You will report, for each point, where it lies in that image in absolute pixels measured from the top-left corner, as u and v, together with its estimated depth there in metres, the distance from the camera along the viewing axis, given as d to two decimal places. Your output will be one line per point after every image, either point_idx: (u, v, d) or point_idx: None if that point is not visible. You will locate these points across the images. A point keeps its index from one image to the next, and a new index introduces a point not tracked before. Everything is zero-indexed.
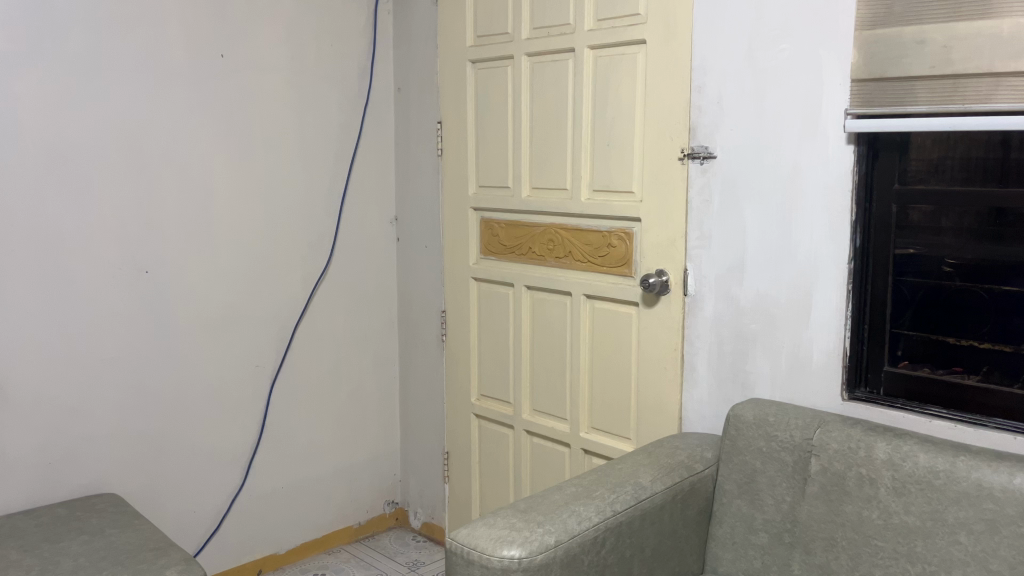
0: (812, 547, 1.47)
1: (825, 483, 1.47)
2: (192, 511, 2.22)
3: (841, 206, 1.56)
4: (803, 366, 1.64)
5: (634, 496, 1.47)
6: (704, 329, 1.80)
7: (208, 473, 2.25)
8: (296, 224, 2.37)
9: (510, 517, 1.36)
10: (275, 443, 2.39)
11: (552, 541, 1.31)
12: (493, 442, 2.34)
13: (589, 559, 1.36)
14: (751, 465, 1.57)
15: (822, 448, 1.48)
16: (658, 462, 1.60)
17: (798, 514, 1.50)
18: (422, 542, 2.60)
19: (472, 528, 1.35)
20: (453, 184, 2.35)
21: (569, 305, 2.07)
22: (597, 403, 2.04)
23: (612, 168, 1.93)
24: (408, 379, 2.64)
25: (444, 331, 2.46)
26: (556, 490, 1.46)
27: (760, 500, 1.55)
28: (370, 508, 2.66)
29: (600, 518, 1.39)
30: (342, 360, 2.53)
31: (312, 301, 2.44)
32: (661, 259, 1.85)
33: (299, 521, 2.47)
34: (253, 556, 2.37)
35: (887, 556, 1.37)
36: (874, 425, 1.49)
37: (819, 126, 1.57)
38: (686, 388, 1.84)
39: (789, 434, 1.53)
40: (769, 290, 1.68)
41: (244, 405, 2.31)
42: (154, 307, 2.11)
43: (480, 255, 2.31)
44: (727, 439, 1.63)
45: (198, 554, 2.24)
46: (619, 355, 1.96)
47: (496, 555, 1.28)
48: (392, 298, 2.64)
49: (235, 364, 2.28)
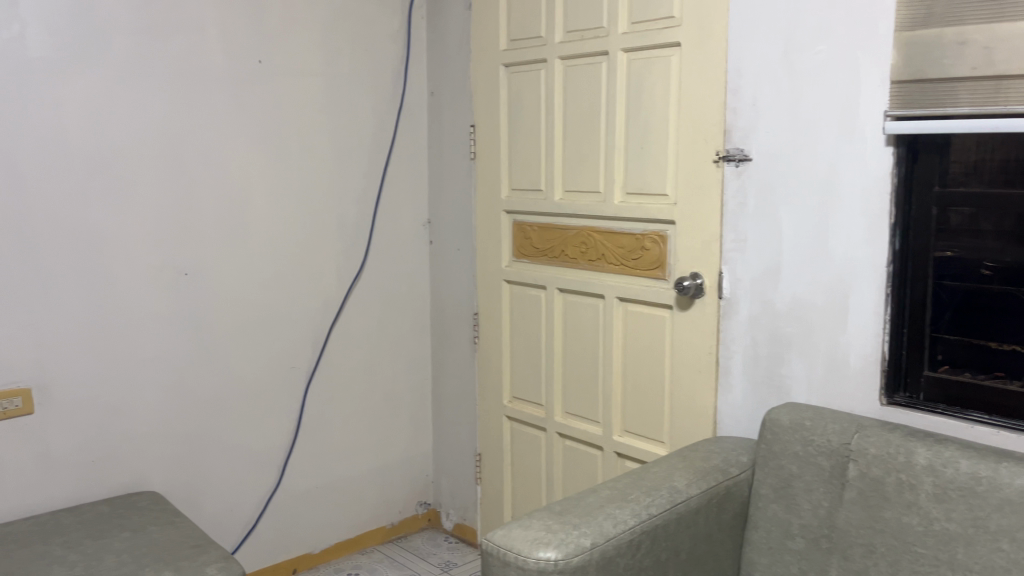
0: (851, 553, 1.46)
1: (863, 488, 1.45)
2: (229, 510, 2.25)
3: (880, 208, 1.54)
4: (841, 370, 1.63)
5: (669, 499, 1.46)
6: (740, 332, 1.79)
7: (244, 473, 2.28)
8: (330, 227, 2.40)
9: (545, 519, 1.37)
10: (310, 443, 2.42)
11: (587, 543, 1.31)
12: (525, 444, 2.35)
13: (625, 562, 1.36)
14: (788, 469, 1.56)
15: (860, 453, 1.47)
16: (693, 465, 1.59)
17: (835, 519, 1.49)
18: (455, 542, 2.62)
19: (508, 529, 1.36)
20: (485, 187, 2.37)
21: (602, 307, 2.07)
22: (630, 406, 2.04)
23: (646, 170, 1.93)
24: (441, 381, 2.65)
25: (476, 333, 2.47)
26: (591, 493, 1.47)
27: (797, 505, 1.54)
28: (402, 509, 2.68)
29: (635, 521, 1.39)
30: (376, 362, 2.55)
31: (346, 303, 2.46)
32: (695, 262, 1.84)
33: (333, 521, 2.49)
34: (288, 555, 2.40)
35: (927, 562, 1.36)
36: (914, 430, 1.47)
37: (857, 128, 1.56)
38: (720, 391, 1.83)
39: (827, 438, 1.52)
40: (806, 293, 1.67)
41: (280, 405, 2.34)
42: (193, 308, 2.14)
43: (513, 257, 2.32)
44: (763, 443, 1.62)
45: (234, 552, 2.27)
46: (653, 358, 1.96)
47: (532, 557, 1.29)
48: (425, 300, 2.66)
49: (271, 365, 2.31)
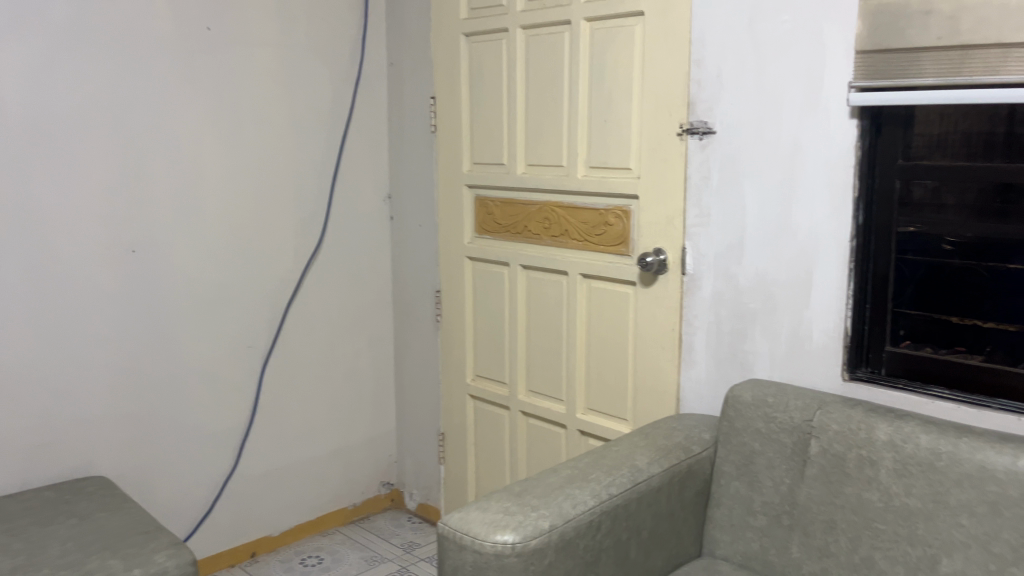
0: (812, 529, 1.44)
1: (825, 465, 1.44)
2: (184, 494, 2.20)
3: (844, 182, 1.52)
4: (803, 345, 1.61)
5: (630, 478, 1.44)
6: (703, 308, 1.77)
7: (200, 455, 2.22)
8: (287, 203, 2.33)
9: (504, 501, 1.34)
10: (268, 425, 2.37)
11: (546, 526, 1.29)
12: (489, 422, 2.32)
13: (585, 543, 1.34)
14: (750, 446, 1.55)
15: (822, 430, 1.46)
16: (655, 443, 1.57)
17: (797, 496, 1.47)
18: (418, 522, 2.59)
19: (465, 512, 1.33)
20: (447, 161, 2.31)
21: (565, 284, 2.04)
22: (594, 383, 2.01)
23: (609, 143, 1.89)
24: (403, 359, 2.61)
25: (438, 310, 2.42)
26: (551, 473, 1.44)
27: (759, 482, 1.53)
28: (365, 489, 2.64)
29: (596, 501, 1.36)
30: (335, 340, 2.50)
31: (305, 281, 2.40)
32: (659, 238, 1.81)
33: (293, 503, 2.45)
34: (247, 538, 2.35)
35: (887, 538, 1.35)
36: (875, 406, 1.46)
37: (821, 100, 1.53)
38: (683, 367, 1.81)
39: (789, 415, 1.51)
40: (769, 268, 1.65)
41: (236, 386, 2.28)
42: (143, 287, 2.07)
43: (475, 233, 2.27)
44: (725, 420, 1.60)
45: (187, 539, 2.21)
46: (617, 334, 1.93)
47: (490, 540, 1.26)
48: (386, 278, 2.60)
49: (227, 344, 2.25)
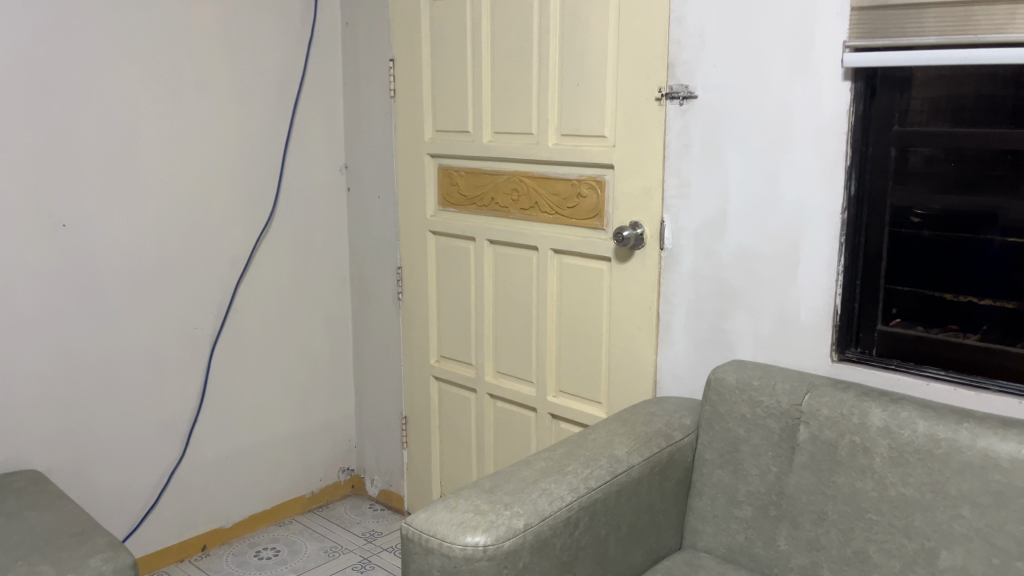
0: (801, 521, 1.36)
1: (815, 452, 1.35)
2: (127, 486, 2.05)
3: (835, 149, 1.42)
4: (789, 325, 1.52)
5: (609, 470, 1.34)
6: (682, 285, 1.66)
7: (144, 444, 2.07)
8: (234, 173, 2.16)
9: (473, 498, 1.23)
10: (218, 411, 2.22)
11: (521, 525, 1.18)
12: (454, 405, 2.20)
13: (562, 542, 1.23)
14: (734, 433, 1.46)
15: (812, 415, 1.37)
16: (633, 431, 1.47)
17: (784, 486, 1.39)
18: (380, 510, 2.47)
19: (431, 511, 1.21)
20: (407, 129, 2.16)
21: (535, 260, 1.92)
22: (565, 365, 1.90)
23: (582, 109, 1.76)
24: (362, 339, 2.47)
25: (400, 288, 2.29)
26: (524, 466, 1.33)
27: (744, 471, 1.44)
28: (323, 476, 2.51)
29: (573, 496, 1.26)
30: (290, 320, 2.35)
31: (255, 258, 2.24)
32: (635, 210, 1.70)
33: (247, 492, 2.31)
34: (197, 530, 2.21)
35: (882, 530, 1.27)
36: (868, 389, 1.37)
37: (812, 61, 1.42)
38: (660, 348, 1.71)
39: (776, 399, 1.42)
40: (753, 243, 1.54)
41: (182, 370, 2.12)
42: (75, 263, 1.90)
43: (438, 206, 2.14)
44: (707, 405, 1.50)
45: (127, 539, 2.07)
46: (590, 313, 1.82)
47: (459, 542, 1.15)
48: (343, 253, 2.46)
49: (171, 325, 2.09)
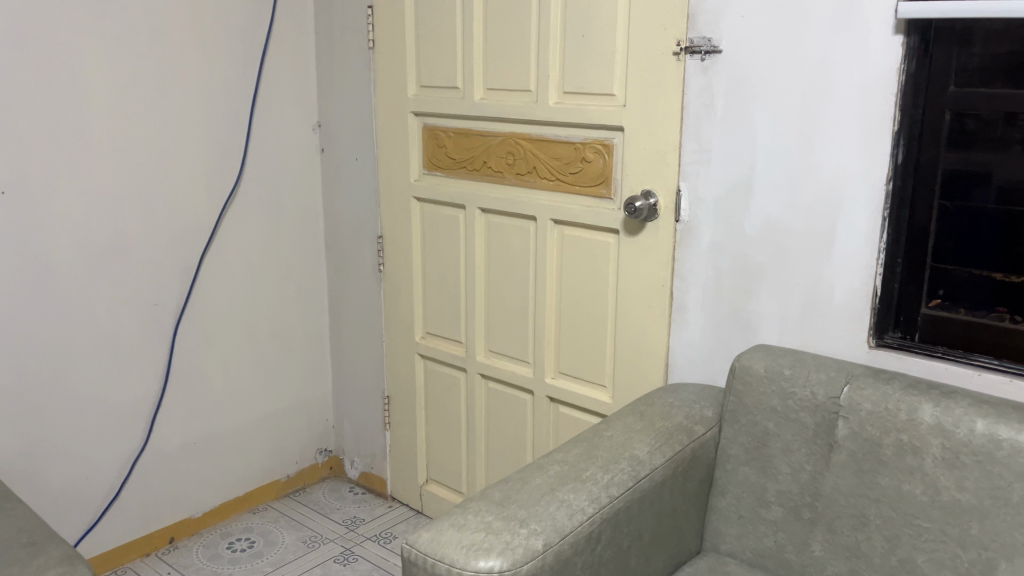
0: (839, 525, 1.24)
1: (855, 450, 1.22)
2: (84, 479, 1.87)
3: (882, 112, 1.26)
4: (821, 306, 1.38)
5: (631, 474, 1.20)
6: (699, 261, 1.51)
7: (103, 433, 1.89)
8: (196, 133, 1.95)
9: (484, 513, 1.08)
10: (185, 394, 2.04)
11: (539, 545, 1.03)
12: (442, 385, 2.05)
13: (583, 560, 1.09)
14: (762, 427, 1.32)
15: (852, 409, 1.23)
16: (652, 426, 1.33)
17: (820, 486, 1.26)
18: (361, 493, 2.32)
19: (436, 530, 1.06)
20: (388, 84, 1.96)
21: (533, 231, 1.75)
22: (566, 345, 1.75)
23: (588, 64, 1.58)
24: (340, 313, 2.30)
25: (381, 258, 2.11)
26: (537, 471, 1.18)
27: (773, 469, 1.31)
28: (300, 458, 2.35)
29: (595, 508, 1.11)
30: (261, 293, 2.16)
31: (221, 226, 2.04)
32: (648, 178, 1.54)
33: (218, 479, 2.15)
34: (164, 522, 2.04)
35: (933, 539, 1.14)
36: (914, 381, 1.24)
37: (857, 11, 1.26)
38: (674, 329, 1.56)
39: (810, 391, 1.28)
40: (782, 215, 1.39)
41: (143, 350, 1.93)
42: (17, 234, 1.69)
43: (424, 170, 1.95)
44: (732, 395, 1.36)
45: (77, 545, 1.88)
46: (595, 290, 1.67)
47: (470, 568, 1.00)
48: (318, 220, 2.26)
49: (129, 301, 1.89)
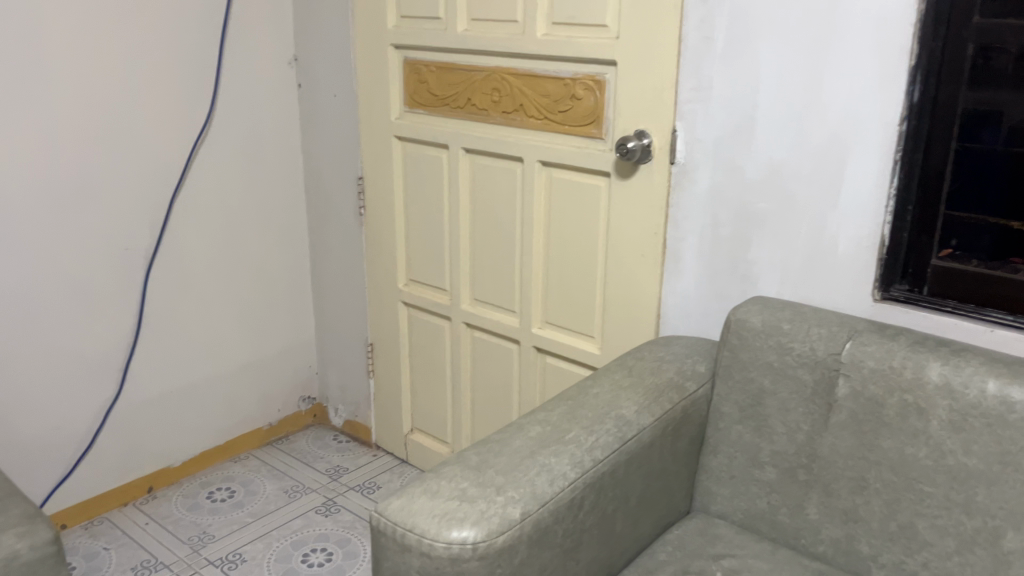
0: (836, 488, 1.17)
1: (856, 410, 1.15)
2: (55, 431, 1.81)
3: (898, 46, 1.15)
4: (825, 256, 1.29)
5: (617, 435, 1.13)
6: (695, 207, 1.42)
7: (74, 383, 1.82)
8: (162, 66, 1.83)
9: (459, 480, 1.01)
10: (160, 343, 1.96)
11: (517, 514, 0.97)
12: (427, 334, 1.97)
13: (564, 528, 1.03)
14: (758, 384, 1.24)
15: (854, 367, 1.15)
16: (642, 383, 1.25)
17: (817, 447, 1.19)
18: (346, 442, 2.27)
19: (407, 497, 0.99)
20: (367, 14, 1.83)
21: (520, 173, 1.65)
22: (554, 294, 1.67)
23: None
24: (321, 257, 2.20)
25: (362, 201, 2.01)
26: (518, 433, 1.11)
27: (768, 428, 1.24)
28: (282, 406, 2.29)
29: (578, 473, 1.05)
30: (238, 237, 2.07)
31: (193, 167, 1.93)
32: (642, 117, 1.43)
33: (197, 428, 2.09)
34: (141, 472, 1.99)
35: (935, 504, 1.08)
36: (921, 337, 1.16)
37: None
38: (667, 279, 1.48)
39: (809, 346, 1.20)
40: (785, 159, 1.29)
41: (113, 297, 1.85)
42: None
43: (405, 107, 1.84)
44: (726, 350, 1.28)
45: (49, 497, 1.82)
46: (585, 237, 1.57)
47: (442, 539, 0.93)
48: (297, 161, 2.15)
49: (96, 246, 1.80)
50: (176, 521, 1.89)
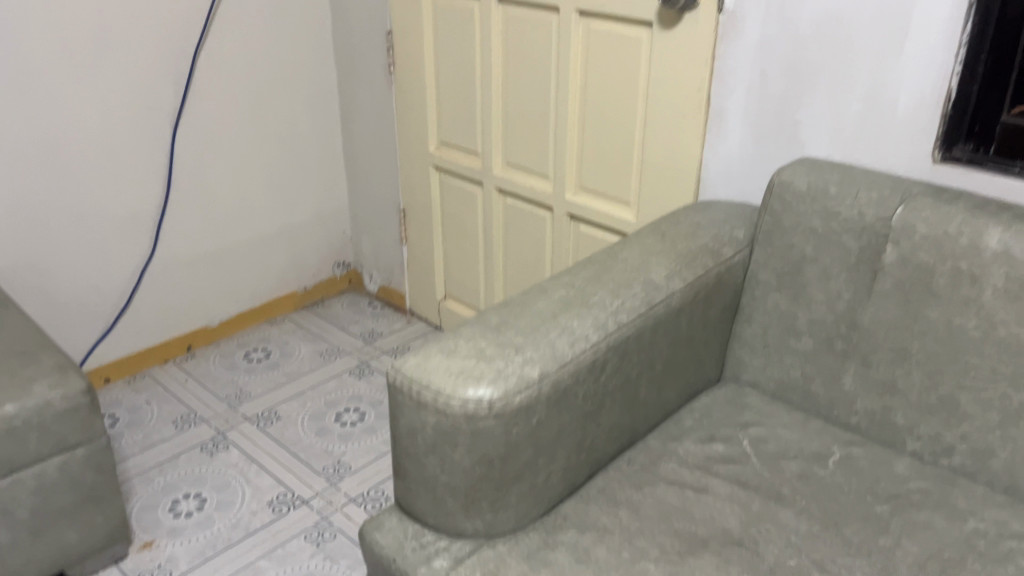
0: (874, 359, 1.12)
1: (902, 279, 1.08)
2: (90, 290, 1.83)
3: None
4: (882, 113, 1.19)
5: (645, 300, 1.08)
6: (743, 60, 1.30)
7: (107, 242, 1.83)
8: None
9: (477, 340, 0.98)
10: (191, 204, 1.94)
11: (535, 375, 0.94)
12: (458, 199, 1.92)
13: (584, 391, 1.00)
14: (798, 250, 1.17)
15: (904, 233, 1.07)
16: (674, 248, 1.19)
17: (857, 317, 1.13)
18: (380, 308, 2.27)
19: (424, 356, 0.96)
20: None
21: (555, 25, 1.54)
22: (589, 157, 1.59)
23: None
24: (352, 120, 2.14)
25: (391, 59, 1.91)
26: (540, 295, 1.07)
27: (807, 297, 1.18)
28: (317, 272, 2.29)
29: (601, 336, 1.01)
30: (266, 97, 2.00)
31: (215, 20, 1.85)
32: None
33: (232, 291, 2.11)
34: (179, 331, 2.03)
35: (980, 377, 1.02)
36: (982, 202, 1.06)
37: None
38: (709, 139, 1.39)
39: (857, 211, 1.12)
40: (846, 3, 1.17)
41: (141, 156, 1.82)
42: None
43: None
44: (767, 215, 1.21)
45: (90, 352, 1.87)
46: (623, 94, 1.48)
47: (457, 397, 0.91)
48: (325, 16, 2.05)
49: (121, 103, 1.75)
50: (214, 378, 1.93)
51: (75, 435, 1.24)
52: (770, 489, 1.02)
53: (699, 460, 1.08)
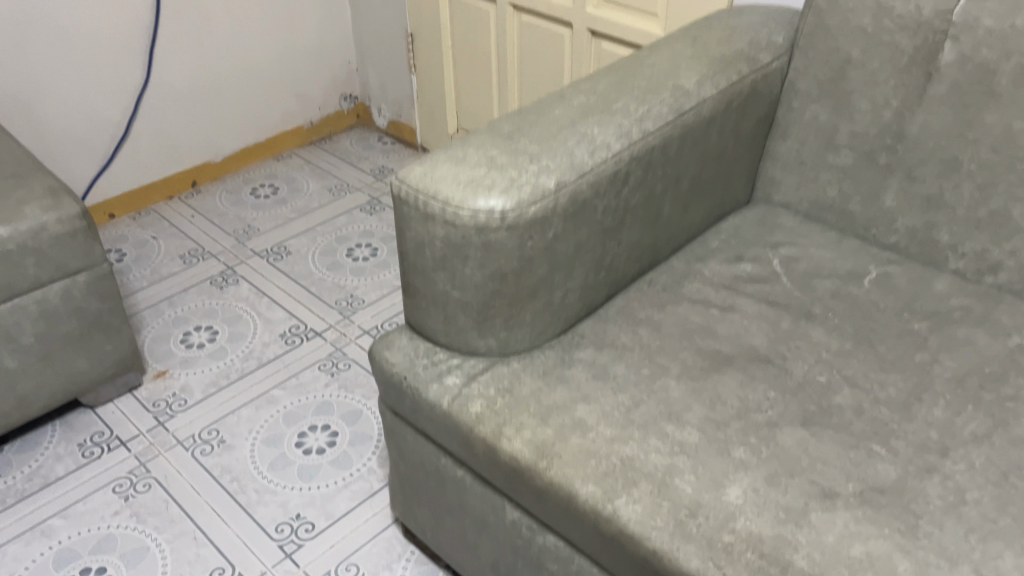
0: (920, 172, 1.03)
1: (960, 81, 0.97)
2: (84, 121, 1.74)
3: None
4: None
5: (673, 107, 0.98)
6: None
7: (98, 69, 1.72)
8: None
9: (488, 149, 0.90)
10: (184, 28, 1.82)
11: (551, 185, 0.86)
12: (469, 19, 1.78)
13: (605, 204, 0.93)
14: (844, 54, 1.06)
15: (966, 28, 0.96)
16: (706, 53, 1.08)
17: (905, 127, 1.03)
18: (390, 144, 2.18)
19: (430, 165, 0.88)
20: None
21: None
22: None
23: None
24: None
25: None
26: (558, 102, 0.98)
27: (850, 106, 1.07)
28: (323, 105, 2.18)
29: (624, 145, 0.92)
30: None
31: None
32: None
33: (234, 124, 2.01)
34: (182, 166, 1.95)
35: None
36: None
37: None
38: None
39: (914, 4, 0.99)
40: None
41: None
42: None
43: None
44: (810, 14, 1.08)
45: (92, 187, 1.81)
46: None
47: (467, 209, 0.84)
48: None
49: None
50: (221, 214, 1.88)
51: (75, 260, 1.21)
52: (800, 308, 0.96)
53: (725, 280, 1.02)
